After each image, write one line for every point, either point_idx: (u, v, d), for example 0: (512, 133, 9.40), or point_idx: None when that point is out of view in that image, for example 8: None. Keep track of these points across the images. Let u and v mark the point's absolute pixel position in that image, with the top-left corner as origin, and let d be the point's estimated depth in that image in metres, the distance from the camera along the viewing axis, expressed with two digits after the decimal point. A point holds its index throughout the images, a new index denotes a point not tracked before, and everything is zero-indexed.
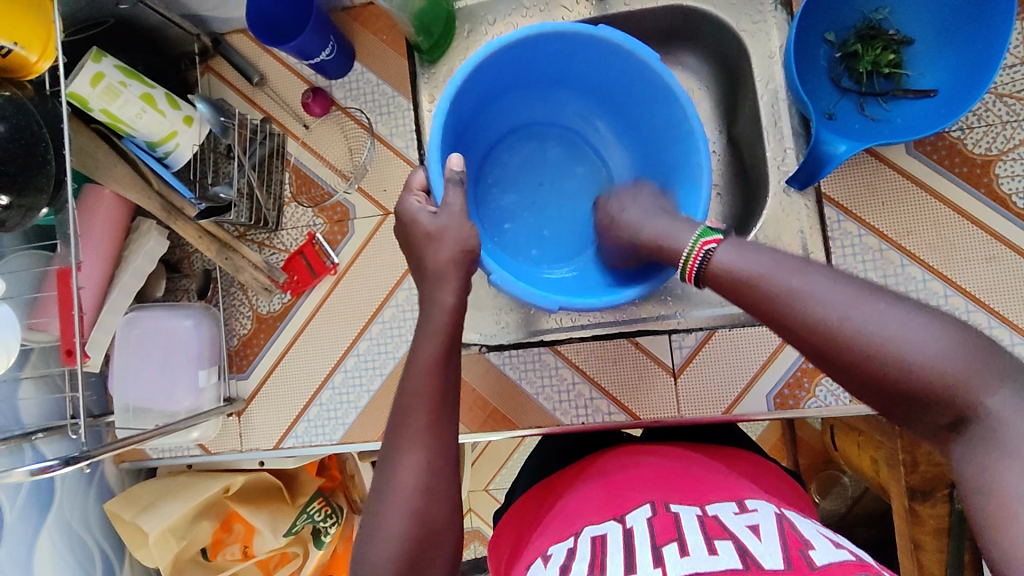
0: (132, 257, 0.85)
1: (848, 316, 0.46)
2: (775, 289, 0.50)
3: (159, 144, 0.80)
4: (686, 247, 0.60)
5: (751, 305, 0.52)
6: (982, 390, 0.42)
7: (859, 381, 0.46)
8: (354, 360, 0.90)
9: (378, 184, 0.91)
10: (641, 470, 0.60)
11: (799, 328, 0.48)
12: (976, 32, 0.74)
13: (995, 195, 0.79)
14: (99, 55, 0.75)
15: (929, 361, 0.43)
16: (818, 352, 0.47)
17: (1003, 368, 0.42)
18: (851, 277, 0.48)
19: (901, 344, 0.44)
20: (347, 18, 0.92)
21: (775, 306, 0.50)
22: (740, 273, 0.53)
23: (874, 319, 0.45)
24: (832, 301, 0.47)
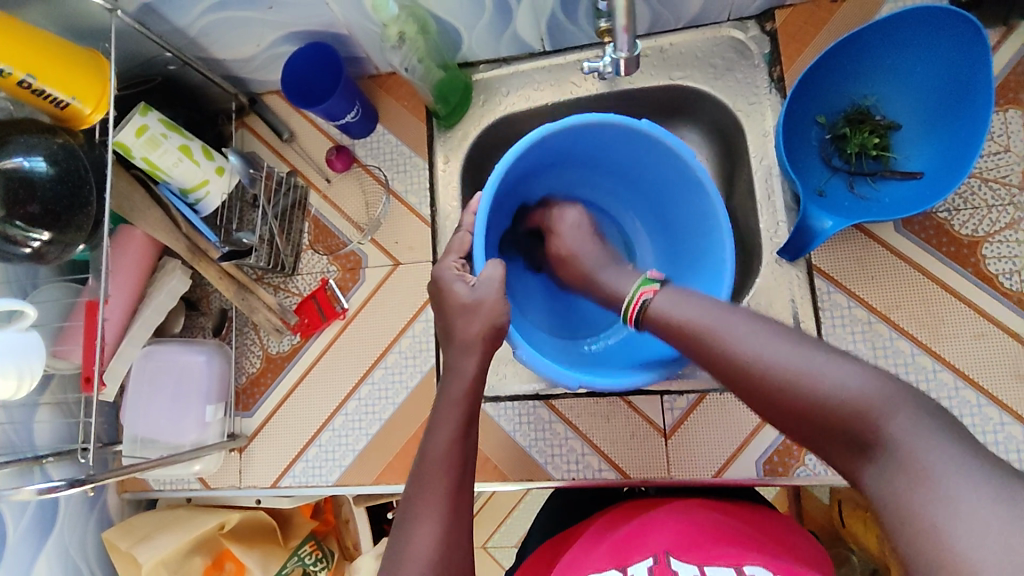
0: (155, 294, 0.90)
1: (761, 355, 0.51)
2: (704, 329, 0.56)
3: (191, 191, 0.87)
4: (629, 292, 0.65)
5: (685, 345, 0.58)
6: (888, 412, 0.45)
7: (788, 416, 0.49)
8: (355, 404, 0.93)
9: (390, 236, 0.97)
10: (652, 522, 0.65)
11: (733, 367, 0.53)
12: (959, 122, 0.78)
13: (982, 275, 0.81)
14: (145, 109, 0.81)
15: (835, 390, 0.47)
16: (747, 388, 0.52)
17: (905, 392, 0.45)
18: (777, 326, 0.53)
19: (813, 383, 0.48)
20: (373, 85, 1.00)
21: (705, 343, 0.55)
22: (676, 315, 0.59)
23: (795, 360, 0.49)
24: (740, 343, 0.53)
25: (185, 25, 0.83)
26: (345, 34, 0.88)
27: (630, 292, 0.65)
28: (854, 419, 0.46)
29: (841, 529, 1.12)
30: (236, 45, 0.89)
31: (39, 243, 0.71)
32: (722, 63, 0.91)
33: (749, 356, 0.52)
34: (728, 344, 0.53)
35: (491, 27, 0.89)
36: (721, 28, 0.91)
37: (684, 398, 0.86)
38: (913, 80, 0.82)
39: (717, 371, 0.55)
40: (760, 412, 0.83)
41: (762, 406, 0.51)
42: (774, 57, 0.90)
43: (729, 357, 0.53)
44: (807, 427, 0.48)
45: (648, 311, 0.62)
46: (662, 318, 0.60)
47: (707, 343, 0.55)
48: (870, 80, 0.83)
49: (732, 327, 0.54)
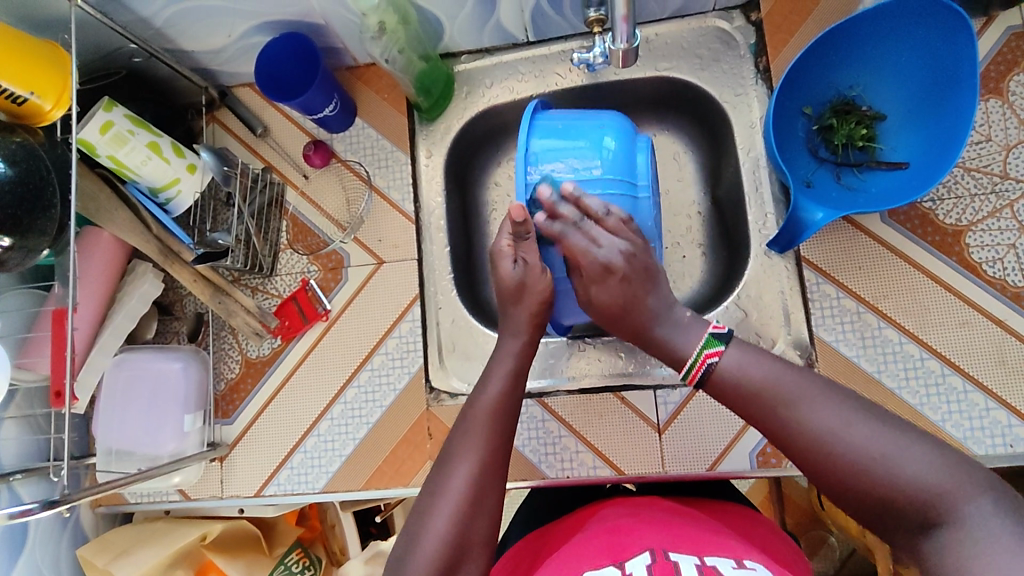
0: (126, 299, 0.86)
1: (839, 435, 0.51)
2: (778, 397, 0.55)
3: (162, 190, 0.83)
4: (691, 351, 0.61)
5: (751, 414, 0.57)
6: (963, 500, 0.47)
7: (859, 497, 0.51)
8: (340, 408, 0.90)
9: (374, 234, 0.94)
10: (643, 523, 0.64)
11: (799, 450, 0.53)
12: (942, 112, 0.79)
13: (966, 262, 0.82)
14: (110, 104, 0.77)
15: (910, 477, 0.48)
16: (819, 472, 0.52)
17: (979, 479, 0.48)
18: (850, 397, 0.54)
19: (889, 465, 0.49)
20: (351, 77, 0.96)
21: (779, 410, 0.55)
22: (746, 381, 0.57)
23: (868, 442, 0.50)
24: (822, 422, 0.52)
25: (149, 15, 0.79)
26: (321, 24, 0.85)
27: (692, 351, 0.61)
28: (923, 503, 0.48)
29: (820, 512, 1.15)
30: (204, 35, 0.84)
31: (0, 249, 0.66)
32: (708, 54, 0.91)
33: (825, 435, 0.52)
34: (803, 426, 0.53)
35: (472, 16, 0.87)
36: (706, 18, 0.91)
37: (677, 392, 0.85)
38: (898, 72, 0.82)
39: (786, 449, 0.54)
40: None
41: (832, 481, 0.52)
42: (759, 47, 0.90)
43: (797, 428, 0.53)
44: (874, 506, 0.50)
45: (713, 376, 0.59)
46: (729, 388, 0.58)
47: (782, 417, 0.54)
48: (856, 71, 0.84)
49: (806, 406, 0.54)
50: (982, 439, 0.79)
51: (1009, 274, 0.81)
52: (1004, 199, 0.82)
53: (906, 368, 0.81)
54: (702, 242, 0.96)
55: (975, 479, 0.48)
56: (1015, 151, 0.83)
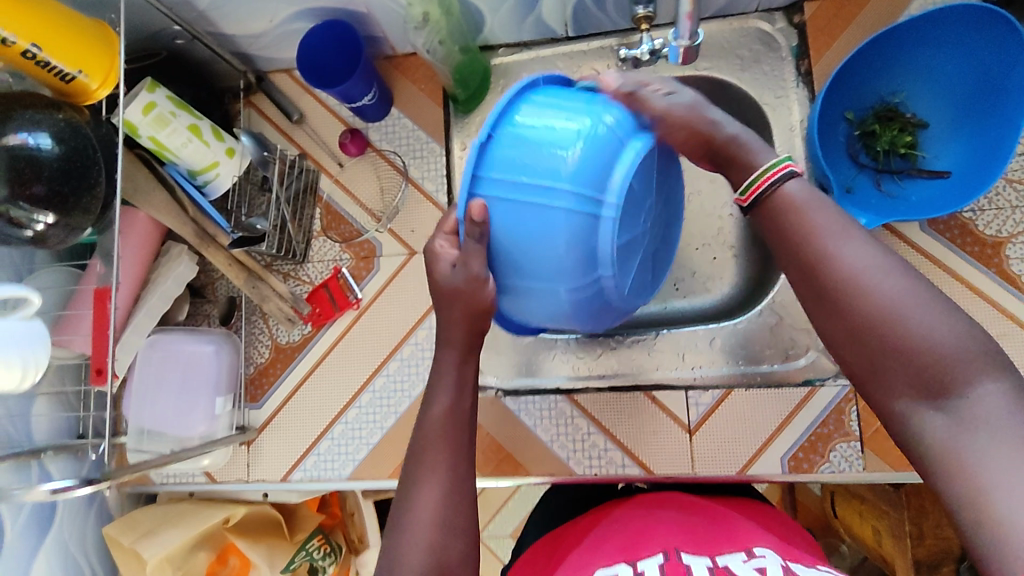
0: (161, 280, 0.86)
1: (867, 280, 0.45)
2: (806, 238, 0.48)
3: (200, 173, 0.83)
4: (765, 164, 0.53)
5: (778, 237, 0.50)
6: (971, 376, 0.42)
7: (867, 348, 0.45)
8: (369, 397, 0.91)
9: (407, 224, 0.94)
10: (659, 519, 0.64)
11: (827, 281, 0.46)
12: (986, 121, 0.79)
13: (1006, 274, 0.82)
14: (154, 85, 0.78)
15: (925, 334, 0.43)
16: (832, 310, 0.46)
17: (1000, 362, 0.42)
18: (890, 249, 0.47)
19: (911, 320, 0.43)
20: (388, 67, 0.97)
21: (805, 249, 0.48)
22: (792, 213, 0.50)
23: (893, 290, 0.44)
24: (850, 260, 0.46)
25: None
26: (363, 12, 0.84)
27: (766, 163, 0.53)
28: (938, 370, 0.42)
29: (832, 519, 1.14)
30: (247, 20, 0.85)
31: (43, 227, 0.66)
32: (749, 55, 0.91)
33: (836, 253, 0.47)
34: (827, 259, 0.47)
35: (514, 9, 0.87)
36: (748, 19, 0.91)
37: (709, 394, 0.85)
38: (940, 79, 0.82)
39: (800, 246, 0.48)
40: (787, 409, 0.83)
41: (837, 328, 0.46)
42: (802, 50, 0.89)
43: (826, 268, 0.47)
44: (877, 364, 0.45)
45: (773, 196, 0.51)
46: (772, 216, 0.51)
47: (809, 247, 0.48)
48: (897, 78, 0.84)
49: (827, 218, 0.48)
50: None
51: None
52: None
53: None
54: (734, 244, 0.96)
55: (991, 361, 0.42)
56: None
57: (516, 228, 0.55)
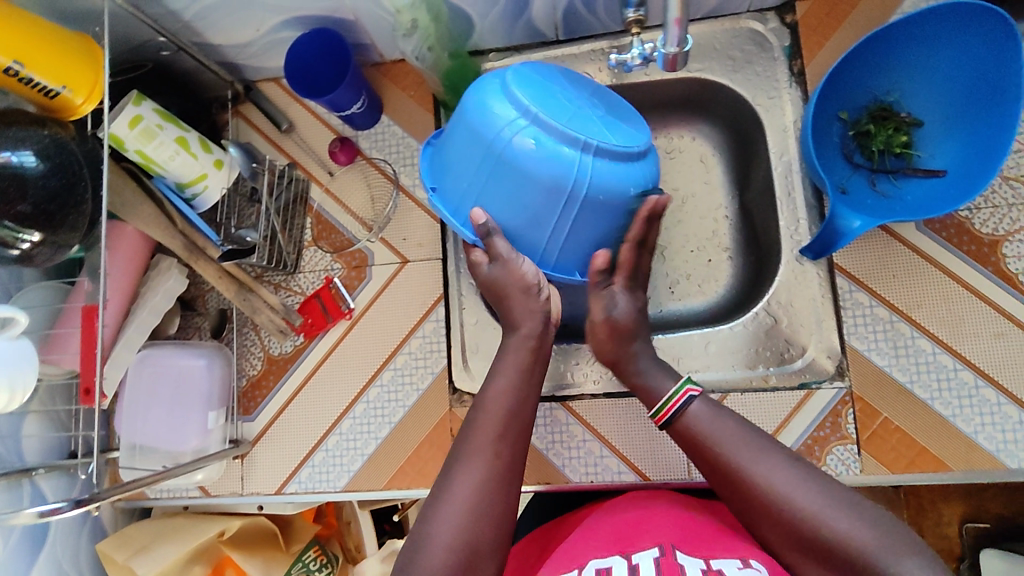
0: (150, 294, 0.85)
1: (788, 495, 0.58)
2: (732, 459, 0.62)
3: (188, 186, 0.82)
4: (667, 389, 0.70)
5: (710, 468, 0.64)
6: (896, 559, 0.52)
7: (799, 539, 0.57)
8: (363, 407, 0.90)
9: (398, 233, 0.93)
10: (658, 519, 0.66)
11: (748, 489, 0.60)
12: (979, 119, 0.78)
13: (1002, 273, 0.81)
14: (139, 98, 0.76)
15: (843, 534, 0.55)
16: (763, 513, 0.59)
17: (905, 540, 0.53)
18: (809, 474, 0.59)
19: (827, 523, 0.55)
20: (377, 74, 0.96)
21: (729, 470, 0.62)
22: (709, 434, 0.65)
23: (807, 498, 0.57)
24: (759, 490, 0.59)
25: (180, 8, 0.78)
26: (350, 20, 0.84)
27: (669, 389, 0.70)
28: (856, 565, 0.53)
29: None
30: (233, 29, 0.84)
31: (30, 245, 0.65)
32: (742, 56, 0.90)
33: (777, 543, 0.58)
34: (756, 482, 0.60)
35: (503, 14, 0.86)
36: (740, 19, 0.90)
37: None
38: (936, 77, 0.81)
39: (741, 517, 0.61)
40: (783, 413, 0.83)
41: (782, 535, 0.58)
42: (794, 49, 0.89)
43: (749, 481, 0.60)
44: (812, 550, 0.56)
45: (684, 415, 0.67)
46: (688, 438, 0.66)
47: (738, 473, 0.61)
48: (893, 77, 0.83)
49: (757, 470, 0.60)
50: (1018, 452, 0.78)
51: None
52: None
53: (940, 379, 0.80)
54: (728, 247, 0.95)
55: (901, 541, 0.53)
56: None
57: (516, 207, 0.72)
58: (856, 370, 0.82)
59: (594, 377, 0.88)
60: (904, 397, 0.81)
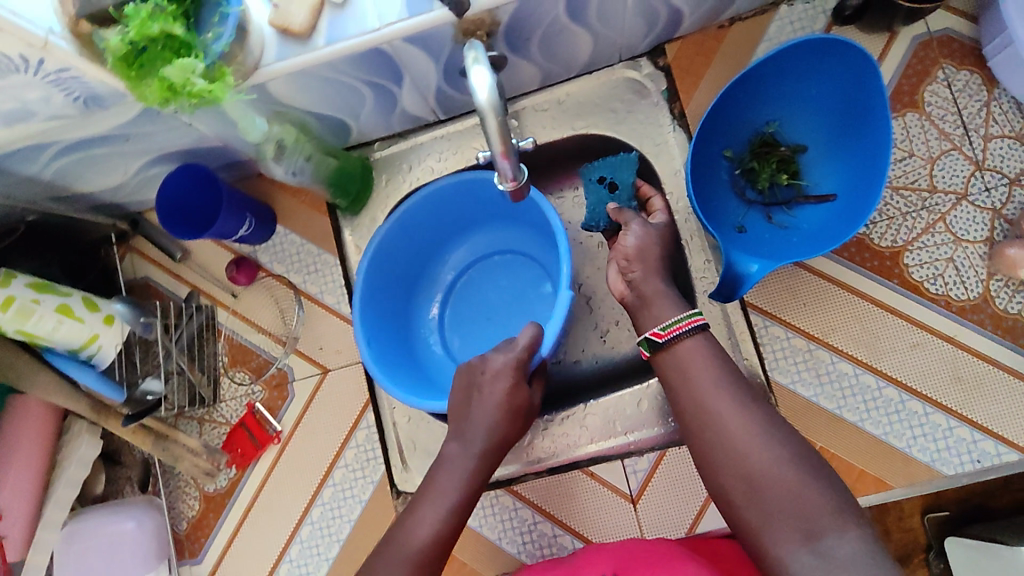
0: (64, 466, 0.82)
1: (756, 451, 0.55)
2: (708, 405, 0.58)
3: (81, 349, 0.78)
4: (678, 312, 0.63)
5: (684, 405, 0.60)
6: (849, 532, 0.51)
7: (752, 486, 0.54)
8: (309, 529, 0.88)
9: (314, 343, 0.91)
10: (605, 555, 0.69)
11: (714, 432, 0.57)
12: (857, 139, 0.78)
13: (908, 283, 0.82)
14: (8, 277, 0.74)
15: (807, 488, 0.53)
16: (728, 462, 0.56)
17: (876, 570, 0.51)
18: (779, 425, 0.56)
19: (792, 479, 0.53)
20: (264, 183, 0.93)
21: (700, 418, 0.58)
22: (689, 369, 0.60)
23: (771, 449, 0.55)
24: (728, 427, 0.57)
25: (35, 172, 0.74)
26: (219, 146, 0.81)
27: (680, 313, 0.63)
28: (816, 521, 0.51)
29: None
30: (99, 177, 0.81)
31: None
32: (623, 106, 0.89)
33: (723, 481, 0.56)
34: (727, 433, 0.56)
35: (376, 111, 0.84)
36: (615, 69, 0.89)
37: (645, 459, 0.84)
38: (807, 104, 0.81)
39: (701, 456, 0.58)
40: None
41: (738, 474, 0.55)
42: (672, 92, 0.88)
43: (719, 429, 0.57)
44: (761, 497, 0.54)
45: (679, 341, 0.61)
46: (667, 370, 0.62)
47: (709, 419, 0.58)
48: (770, 107, 0.82)
49: (721, 404, 0.58)
50: (950, 458, 0.79)
51: (951, 289, 0.81)
52: (935, 213, 0.82)
53: (865, 400, 0.81)
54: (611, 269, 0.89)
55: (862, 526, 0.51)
56: (938, 163, 0.83)
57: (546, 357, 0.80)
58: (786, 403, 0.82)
59: (534, 454, 0.85)
60: (837, 423, 0.81)
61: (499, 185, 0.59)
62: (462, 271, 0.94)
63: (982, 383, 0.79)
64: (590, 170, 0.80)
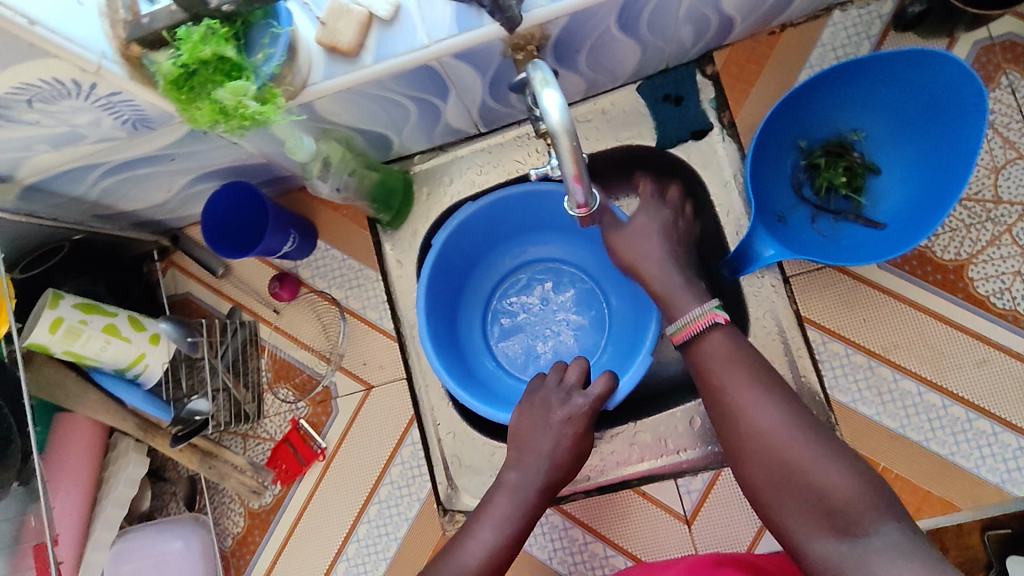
0: (112, 485, 0.82)
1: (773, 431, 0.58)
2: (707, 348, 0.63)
3: (128, 368, 0.78)
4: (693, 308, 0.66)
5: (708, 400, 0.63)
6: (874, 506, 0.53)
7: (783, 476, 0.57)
8: (355, 547, 0.87)
9: (357, 359, 0.90)
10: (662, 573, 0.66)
11: (739, 428, 0.60)
12: (939, 167, 0.75)
13: (973, 298, 0.78)
14: (56, 298, 0.73)
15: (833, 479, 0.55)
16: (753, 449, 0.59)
17: None
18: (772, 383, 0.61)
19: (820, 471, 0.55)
20: (305, 198, 0.92)
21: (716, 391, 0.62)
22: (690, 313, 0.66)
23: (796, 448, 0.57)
24: (730, 384, 0.61)
25: (82, 193, 0.75)
26: (263, 162, 0.80)
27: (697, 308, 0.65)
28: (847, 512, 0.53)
29: None
30: (144, 195, 0.80)
31: None
32: (670, 114, 0.87)
33: (765, 447, 0.58)
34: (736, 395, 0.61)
35: (419, 125, 0.83)
36: (662, 78, 0.87)
37: (699, 478, 0.81)
38: (901, 120, 0.78)
39: (709, 389, 0.63)
40: None
41: (772, 483, 0.57)
42: (721, 100, 0.86)
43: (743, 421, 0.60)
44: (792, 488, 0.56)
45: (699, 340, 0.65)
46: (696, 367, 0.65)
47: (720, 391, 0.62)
48: (859, 114, 0.79)
49: (715, 351, 0.63)
50: (1020, 480, 0.76)
51: (1019, 304, 0.78)
52: (1002, 224, 0.79)
53: (930, 420, 0.78)
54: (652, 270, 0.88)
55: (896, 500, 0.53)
56: (1004, 172, 0.79)
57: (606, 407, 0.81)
58: (845, 423, 0.79)
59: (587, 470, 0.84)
60: (900, 443, 0.78)
61: (569, 208, 0.56)
62: (522, 267, 0.91)
63: None
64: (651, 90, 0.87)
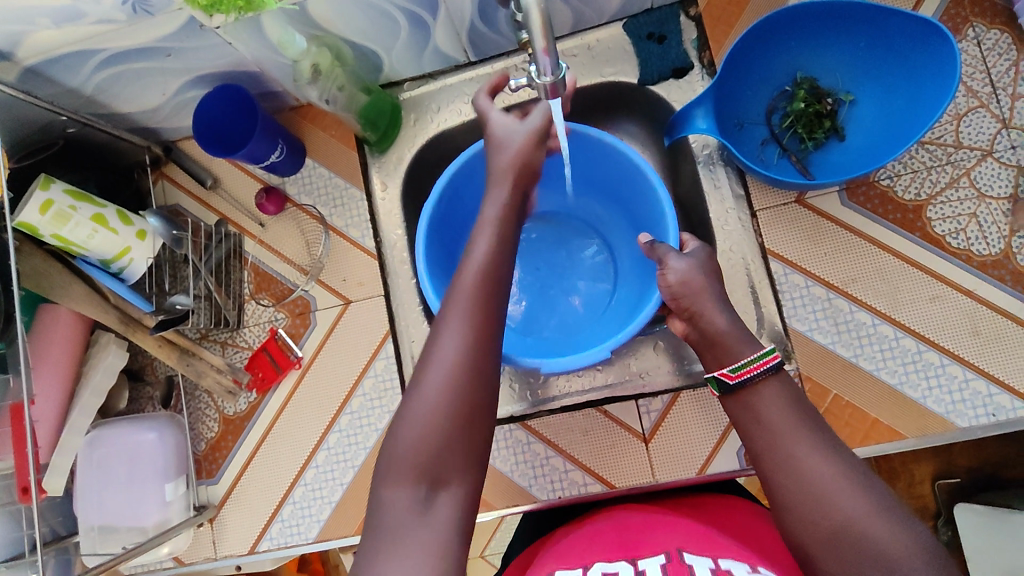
0: (92, 374, 0.85)
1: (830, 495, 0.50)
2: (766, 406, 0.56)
3: (114, 261, 0.81)
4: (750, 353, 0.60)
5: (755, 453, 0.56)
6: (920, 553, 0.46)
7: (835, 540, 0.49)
8: (325, 455, 0.89)
9: (337, 275, 0.93)
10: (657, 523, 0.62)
11: (789, 482, 0.52)
12: (892, 146, 0.80)
13: (930, 237, 0.82)
14: (47, 181, 0.75)
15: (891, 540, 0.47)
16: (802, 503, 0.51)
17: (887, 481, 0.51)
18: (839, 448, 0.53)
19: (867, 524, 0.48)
20: (295, 117, 0.95)
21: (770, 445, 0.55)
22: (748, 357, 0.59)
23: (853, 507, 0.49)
24: (788, 434, 0.54)
25: (78, 84, 0.77)
26: (256, 71, 0.83)
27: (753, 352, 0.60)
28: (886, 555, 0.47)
29: None
30: (139, 97, 0.83)
31: None
32: (653, 52, 0.90)
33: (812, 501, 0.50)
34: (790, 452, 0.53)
35: (409, 46, 0.86)
36: (647, 18, 0.90)
37: (659, 399, 0.85)
38: (887, 100, 0.82)
39: (767, 440, 0.55)
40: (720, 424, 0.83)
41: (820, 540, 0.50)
42: (702, 41, 0.89)
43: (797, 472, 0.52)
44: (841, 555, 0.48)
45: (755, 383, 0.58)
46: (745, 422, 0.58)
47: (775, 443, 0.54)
48: (859, 76, 0.83)
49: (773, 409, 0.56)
50: (965, 412, 0.79)
51: (973, 244, 0.81)
52: (960, 168, 0.82)
53: (882, 350, 0.81)
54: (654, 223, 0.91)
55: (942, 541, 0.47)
56: (966, 119, 0.82)
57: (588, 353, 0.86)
58: (801, 351, 0.83)
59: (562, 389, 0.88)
60: (852, 373, 0.82)
61: (537, 78, 0.59)
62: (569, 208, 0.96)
63: (1001, 338, 0.79)
64: (637, 27, 0.90)
